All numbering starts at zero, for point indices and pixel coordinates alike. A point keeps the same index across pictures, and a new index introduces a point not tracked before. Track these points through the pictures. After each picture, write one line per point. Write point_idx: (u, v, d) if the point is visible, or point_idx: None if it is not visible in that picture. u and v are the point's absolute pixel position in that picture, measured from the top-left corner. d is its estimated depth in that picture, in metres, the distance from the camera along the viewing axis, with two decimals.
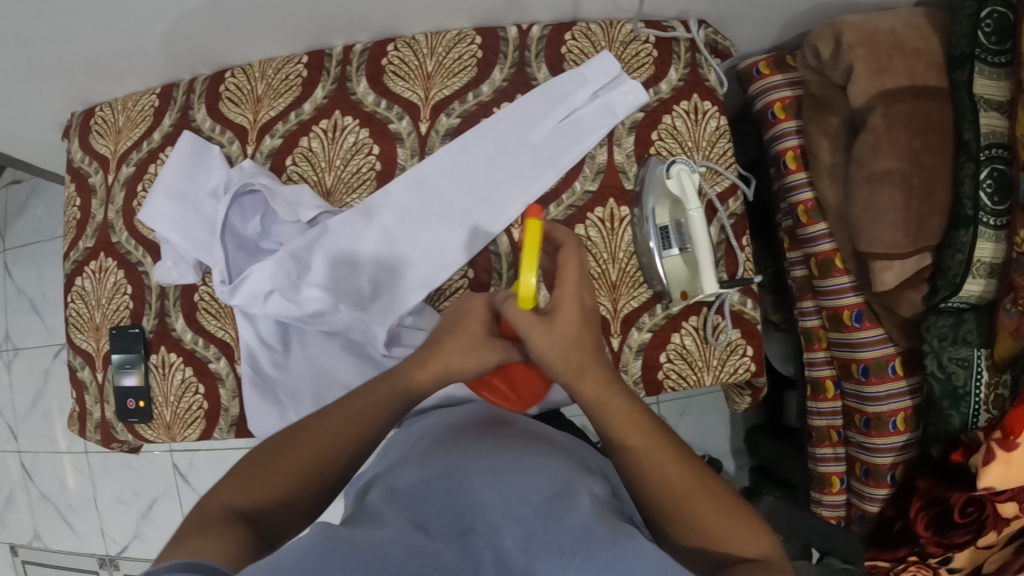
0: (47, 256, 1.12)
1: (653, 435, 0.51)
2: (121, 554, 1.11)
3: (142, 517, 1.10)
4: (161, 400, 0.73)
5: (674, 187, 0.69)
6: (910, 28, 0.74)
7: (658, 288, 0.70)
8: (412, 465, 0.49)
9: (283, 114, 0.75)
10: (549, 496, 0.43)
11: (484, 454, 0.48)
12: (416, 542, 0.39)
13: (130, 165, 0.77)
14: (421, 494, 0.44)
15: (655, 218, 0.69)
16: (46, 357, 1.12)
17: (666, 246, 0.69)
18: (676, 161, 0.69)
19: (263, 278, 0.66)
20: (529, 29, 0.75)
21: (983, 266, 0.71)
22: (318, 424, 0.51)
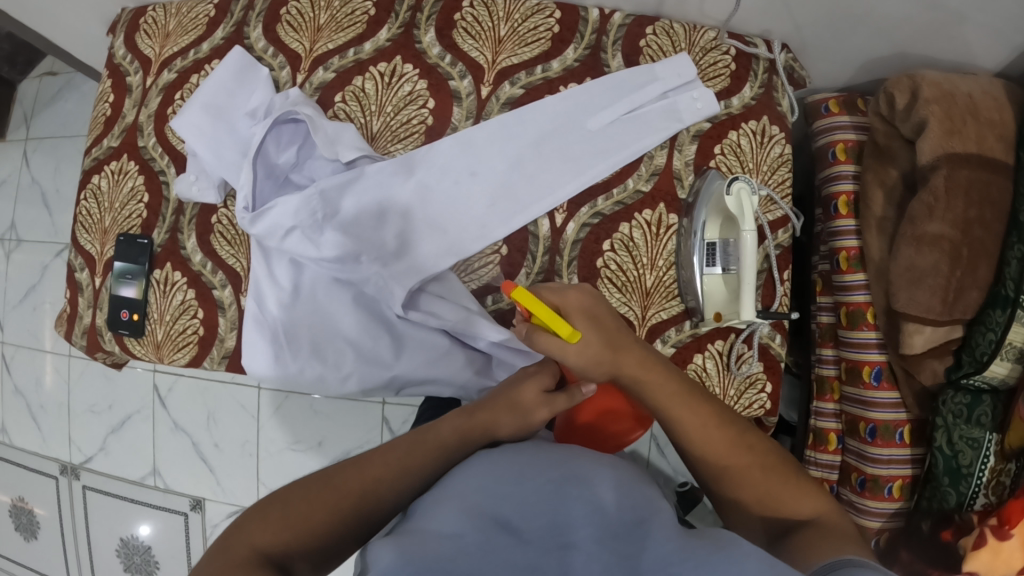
0: (68, 152, 1.07)
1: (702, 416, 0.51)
2: (83, 465, 1.07)
3: (111, 431, 1.05)
4: (156, 317, 0.69)
5: (733, 203, 0.64)
6: (988, 97, 0.72)
7: (690, 305, 0.68)
8: (471, 468, 0.44)
9: (341, 48, 0.71)
10: (639, 510, 0.42)
11: (555, 460, 0.44)
12: (511, 550, 0.37)
13: (172, 71, 0.73)
14: (500, 496, 0.41)
15: (704, 233, 0.67)
16: (46, 253, 1.07)
17: (709, 264, 0.66)
18: (738, 178, 0.64)
19: (287, 211, 0.63)
20: (611, 14, 0.72)
21: (1013, 350, 0.68)
22: (351, 474, 0.47)
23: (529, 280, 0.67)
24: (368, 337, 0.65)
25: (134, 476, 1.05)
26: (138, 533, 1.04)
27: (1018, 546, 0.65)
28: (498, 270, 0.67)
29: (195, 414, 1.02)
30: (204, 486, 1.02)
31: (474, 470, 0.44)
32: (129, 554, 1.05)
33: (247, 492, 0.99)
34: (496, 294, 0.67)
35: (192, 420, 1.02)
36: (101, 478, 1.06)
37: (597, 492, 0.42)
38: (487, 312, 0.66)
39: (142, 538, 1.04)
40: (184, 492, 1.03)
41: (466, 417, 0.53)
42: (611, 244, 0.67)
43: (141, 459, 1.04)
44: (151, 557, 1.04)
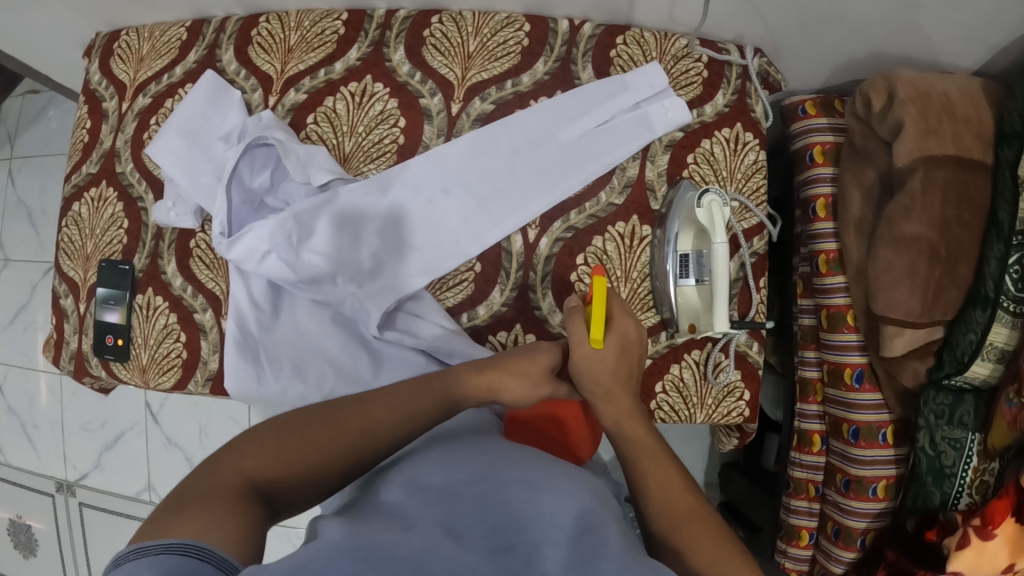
0: (53, 173, 1.08)
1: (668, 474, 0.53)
2: (80, 482, 1.09)
3: (105, 448, 1.07)
4: (140, 342, 0.70)
5: (703, 215, 0.65)
6: (965, 95, 0.70)
7: (665, 315, 0.68)
8: (437, 461, 0.47)
9: (312, 69, 0.71)
10: (591, 518, 0.42)
11: (520, 465, 0.47)
12: (450, 551, 0.38)
13: (147, 96, 0.73)
14: (456, 498, 0.43)
15: (678, 244, 0.67)
16: (37, 273, 1.09)
17: (682, 275, 0.67)
18: (709, 190, 0.66)
19: (262, 236, 0.63)
20: (581, 25, 0.72)
21: (993, 351, 0.68)
22: (348, 416, 0.51)
23: (503, 297, 0.67)
24: (347, 356, 0.66)
25: (129, 490, 1.07)
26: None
27: (1000, 545, 0.66)
28: (472, 287, 0.67)
29: (187, 428, 1.04)
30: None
31: (448, 463, 0.47)
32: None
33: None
34: (471, 310, 0.67)
35: (185, 434, 1.04)
36: (99, 492, 1.08)
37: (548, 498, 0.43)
38: (463, 329, 0.67)
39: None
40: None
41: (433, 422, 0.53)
42: (584, 258, 0.68)
43: (135, 475, 1.06)
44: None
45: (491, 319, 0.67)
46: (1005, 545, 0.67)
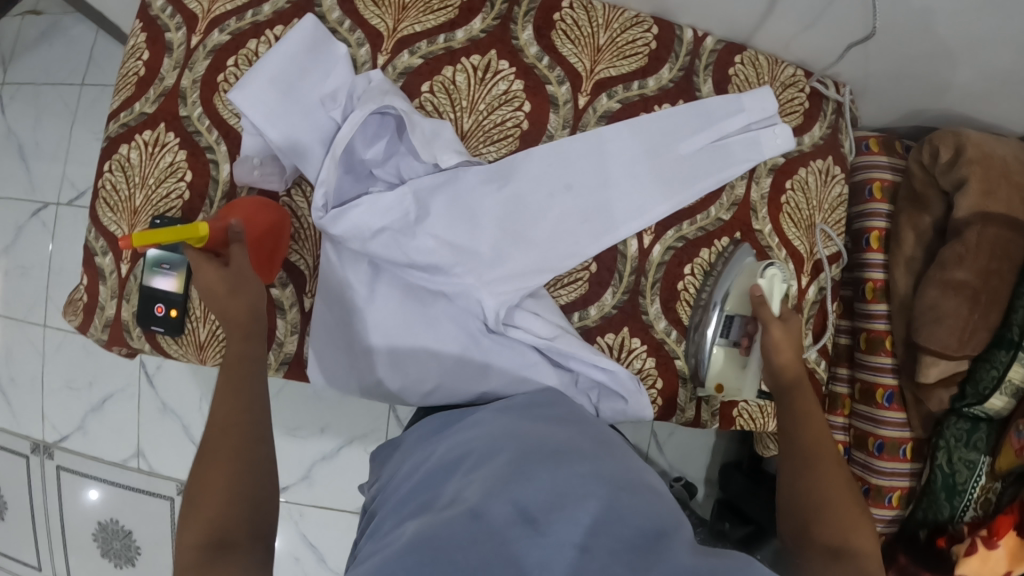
0: (55, 103, 0.91)
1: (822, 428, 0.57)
2: (58, 444, 0.88)
3: (89, 411, 0.87)
4: (199, 315, 0.61)
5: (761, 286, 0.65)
6: (1019, 163, 0.76)
7: (694, 369, 0.68)
8: (500, 453, 0.46)
9: (430, 33, 0.64)
10: (660, 521, 0.40)
11: (574, 459, 0.45)
12: (517, 536, 0.37)
13: (224, 32, 0.64)
14: (511, 482, 0.42)
15: (725, 304, 0.66)
16: (19, 215, 0.90)
17: (722, 335, 0.66)
18: (773, 263, 0.66)
19: (380, 212, 0.58)
20: (704, 38, 0.72)
21: (1010, 386, 0.77)
22: (218, 443, 0.46)
23: (614, 300, 0.66)
24: (454, 352, 0.61)
25: (114, 457, 0.87)
26: (118, 516, 0.86)
27: (1002, 555, 0.77)
28: (585, 287, 0.66)
29: (189, 391, 0.86)
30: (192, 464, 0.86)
31: (487, 449, 0.47)
32: (107, 540, 0.87)
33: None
34: (583, 310, 0.66)
35: (187, 400, 0.87)
36: (81, 458, 0.87)
37: (586, 480, 0.43)
38: (575, 329, 0.65)
39: (122, 520, 0.86)
40: (171, 475, 0.86)
41: (494, 428, 0.51)
42: (692, 268, 0.68)
43: (126, 438, 0.87)
44: (132, 541, 0.86)
45: (601, 320, 0.66)
46: (1005, 555, 0.78)
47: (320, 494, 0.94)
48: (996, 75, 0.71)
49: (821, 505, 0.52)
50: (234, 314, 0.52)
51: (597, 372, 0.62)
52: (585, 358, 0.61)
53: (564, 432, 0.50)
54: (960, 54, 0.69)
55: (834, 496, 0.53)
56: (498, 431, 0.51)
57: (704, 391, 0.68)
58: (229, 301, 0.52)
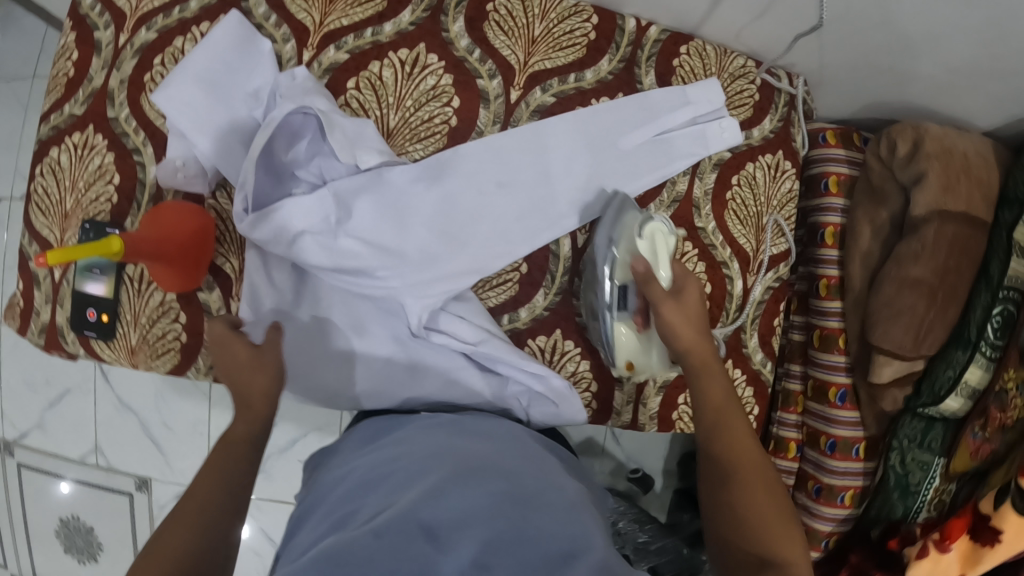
0: (7, 103, 0.91)
1: (741, 432, 0.55)
2: (18, 442, 0.90)
3: (47, 407, 0.89)
4: (130, 320, 0.60)
5: (645, 250, 0.61)
6: (980, 157, 0.73)
7: (604, 351, 0.64)
8: (422, 471, 0.46)
9: (357, 26, 0.62)
10: (573, 542, 0.41)
11: (499, 478, 0.46)
12: (424, 559, 0.37)
13: (151, 30, 0.63)
14: (428, 502, 0.42)
15: (614, 273, 0.61)
16: None
17: (620, 308, 0.61)
18: (652, 219, 0.61)
19: (295, 214, 0.56)
20: (648, 27, 0.70)
21: (966, 388, 0.75)
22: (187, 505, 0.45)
23: (546, 302, 0.65)
24: (380, 355, 0.61)
25: (73, 453, 0.89)
26: (79, 513, 0.90)
27: (954, 558, 0.75)
28: (516, 289, 0.64)
29: (145, 387, 0.88)
30: (151, 464, 0.89)
31: (409, 464, 0.47)
32: (69, 536, 0.90)
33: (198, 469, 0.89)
34: (513, 312, 0.64)
35: (143, 397, 0.89)
36: (41, 455, 0.89)
37: (516, 504, 0.43)
38: (503, 332, 0.63)
39: (83, 517, 0.90)
40: (131, 471, 0.89)
41: (421, 445, 0.51)
42: None
43: (85, 435, 0.89)
44: (94, 537, 0.90)
45: (532, 323, 0.65)
46: (957, 558, 0.75)
47: (278, 487, 0.97)
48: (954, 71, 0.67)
49: (743, 524, 0.51)
50: (250, 397, 0.50)
51: (524, 376, 0.61)
52: (511, 363, 0.60)
53: (491, 452, 0.50)
54: (918, 49, 0.66)
55: (757, 516, 0.51)
56: (427, 448, 0.50)
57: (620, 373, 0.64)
58: (243, 380, 0.50)
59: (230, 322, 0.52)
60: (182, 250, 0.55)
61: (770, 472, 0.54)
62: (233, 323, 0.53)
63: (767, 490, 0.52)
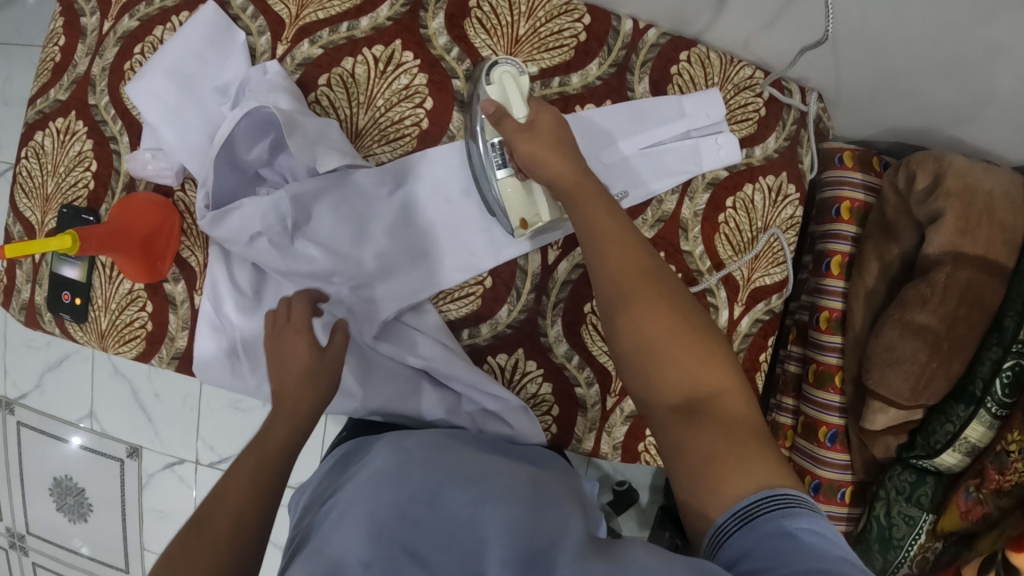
0: (21, 78, 0.95)
1: (631, 258, 0.47)
2: (19, 401, 0.96)
3: (47, 369, 0.95)
4: (100, 305, 0.62)
5: (496, 96, 0.55)
6: (1007, 199, 0.68)
7: (501, 222, 0.60)
8: (387, 479, 0.46)
9: (333, 20, 0.61)
10: (550, 534, 0.41)
11: (473, 481, 0.45)
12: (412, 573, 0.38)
13: (133, 18, 0.62)
14: (406, 513, 0.42)
15: (484, 131, 0.57)
16: None
17: (497, 166, 0.57)
18: (498, 62, 0.56)
19: (254, 215, 0.56)
20: (646, 30, 0.65)
21: (966, 445, 0.69)
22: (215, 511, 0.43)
23: (508, 318, 0.62)
24: None
25: (70, 415, 0.95)
26: (71, 474, 0.96)
27: None
28: (479, 303, 0.62)
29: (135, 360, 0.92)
30: (139, 433, 0.94)
31: (368, 481, 0.46)
32: (61, 494, 0.97)
33: (185, 442, 0.93)
34: (473, 327, 0.62)
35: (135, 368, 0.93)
36: (40, 415, 0.95)
37: (495, 505, 0.43)
38: (461, 347, 0.62)
39: (75, 478, 0.96)
40: (120, 438, 0.94)
41: (384, 453, 0.50)
42: None
43: (81, 399, 0.94)
44: (84, 499, 0.97)
45: (493, 340, 0.63)
46: None
47: None
48: (1000, 104, 0.63)
49: (660, 373, 0.44)
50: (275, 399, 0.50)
51: (478, 394, 0.60)
52: (465, 380, 0.59)
53: (459, 456, 0.50)
54: (943, 73, 0.63)
55: (671, 358, 0.44)
56: (393, 453, 0.49)
57: (522, 235, 0.59)
58: (295, 376, 0.49)
59: (309, 299, 0.54)
60: (150, 240, 0.58)
61: (679, 306, 0.46)
62: (312, 301, 0.54)
63: (677, 315, 0.45)
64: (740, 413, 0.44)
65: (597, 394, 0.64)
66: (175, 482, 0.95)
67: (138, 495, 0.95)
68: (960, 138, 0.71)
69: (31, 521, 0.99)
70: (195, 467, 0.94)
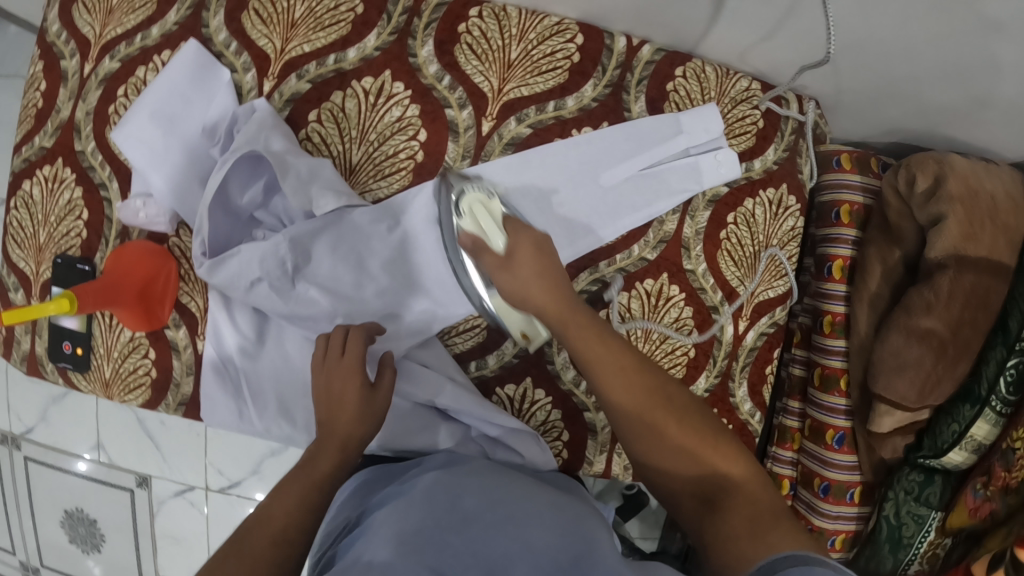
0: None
1: (631, 383, 0.52)
2: (24, 436, 0.96)
3: (50, 406, 0.94)
4: (103, 353, 0.61)
5: (471, 229, 0.55)
6: (1008, 199, 0.68)
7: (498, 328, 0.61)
8: (414, 497, 0.45)
9: (320, 53, 0.59)
10: (578, 555, 0.40)
11: (500, 500, 0.45)
12: None
13: (114, 59, 0.61)
14: (429, 529, 0.40)
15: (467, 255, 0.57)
16: None
17: (487, 285, 0.57)
18: (465, 191, 0.56)
19: (253, 261, 0.55)
20: (640, 47, 0.63)
21: (972, 442, 0.71)
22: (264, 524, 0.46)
23: (513, 348, 0.62)
24: None
25: (76, 451, 0.95)
26: (82, 505, 0.96)
27: None
28: (484, 334, 0.62)
29: None
30: (149, 464, 0.94)
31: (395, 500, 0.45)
32: (73, 526, 0.98)
33: (195, 470, 0.93)
34: (480, 358, 0.62)
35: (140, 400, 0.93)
36: (47, 451, 0.95)
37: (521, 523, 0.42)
38: (469, 379, 0.62)
39: (87, 510, 0.97)
40: (130, 470, 0.95)
41: (407, 482, 0.49)
42: (605, 313, 0.64)
43: (86, 434, 0.94)
44: (96, 529, 0.97)
45: (500, 370, 0.62)
46: None
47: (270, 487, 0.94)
48: (995, 107, 0.63)
49: (679, 469, 0.51)
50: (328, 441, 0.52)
51: (486, 428, 0.60)
52: (475, 414, 0.59)
53: (485, 478, 0.49)
54: (944, 78, 0.62)
55: (685, 454, 0.51)
56: (420, 483, 0.48)
57: (525, 344, 0.60)
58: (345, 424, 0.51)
59: (367, 333, 0.55)
60: (145, 287, 0.58)
61: (677, 409, 0.52)
62: (369, 334, 0.55)
63: (685, 425, 0.52)
64: (755, 491, 0.49)
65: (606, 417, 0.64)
66: (187, 507, 0.95)
67: (151, 525, 0.96)
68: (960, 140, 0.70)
69: (44, 553, 1.00)
70: (206, 492, 0.94)
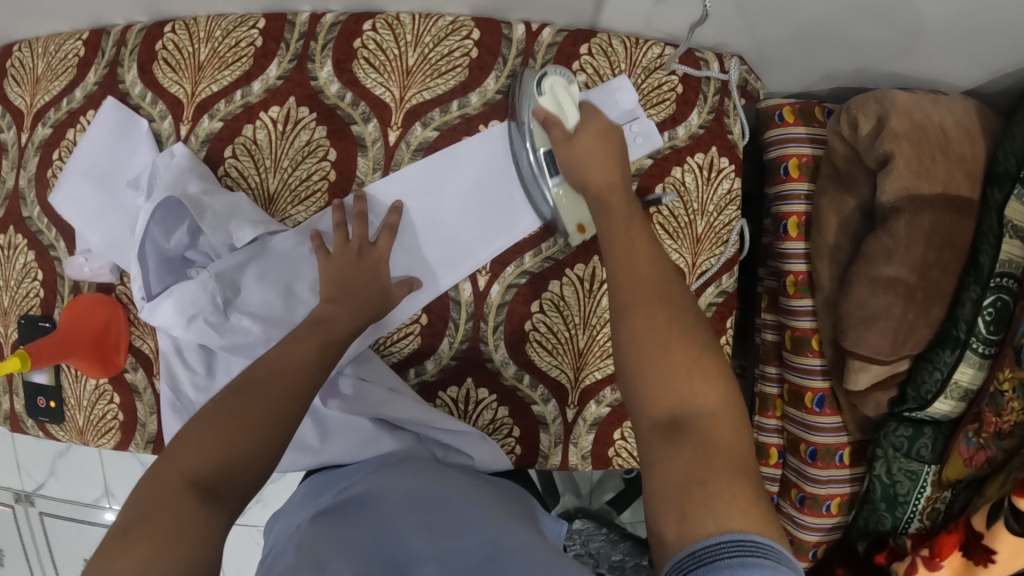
0: None
1: (650, 267, 0.48)
2: (37, 492, 1.03)
3: (59, 456, 1.01)
4: (73, 403, 0.65)
5: (552, 108, 0.58)
6: (961, 129, 0.64)
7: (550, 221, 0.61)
8: (351, 504, 0.48)
9: (227, 91, 0.61)
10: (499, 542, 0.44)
11: (437, 502, 0.48)
12: None
13: (46, 125, 0.65)
14: (360, 536, 0.44)
15: (534, 140, 0.59)
16: None
17: (551, 174, 0.59)
18: (548, 73, 0.58)
19: (185, 298, 0.58)
20: (539, 31, 0.63)
21: (958, 389, 0.66)
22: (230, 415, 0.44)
23: (451, 350, 0.63)
24: None
25: (87, 497, 1.01)
26: None
27: None
28: (420, 340, 0.63)
29: None
30: None
31: (335, 505, 0.49)
32: None
33: None
34: (419, 365, 0.64)
35: None
36: (60, 502, 1.02)
37: (452, 522, 0.46)
38: (411, 386, 0.63)
39: None
40: None
41: (351, 487, 0.52)
42: (539, 305, 0.62)
43: (92, 482, 1.01)
44: None
45: (441, 374, 0.64)
46: None
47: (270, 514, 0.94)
48: (925, 33, 0.59)
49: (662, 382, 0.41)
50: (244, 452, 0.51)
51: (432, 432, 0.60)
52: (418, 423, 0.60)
53: (426, 482, 0.52)
54: (861, 13, 0.59)
55: (675, 366, 0.42)
56: (359, 489, 0.50)
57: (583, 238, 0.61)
58: None
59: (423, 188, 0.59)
60: (95, 339, 0.61)
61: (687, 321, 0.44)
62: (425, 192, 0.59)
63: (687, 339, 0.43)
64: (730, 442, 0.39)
65: (555, 408, 0.64)
66: None
67: None
68: (901, 74, 0.66)
69: None
70: None
